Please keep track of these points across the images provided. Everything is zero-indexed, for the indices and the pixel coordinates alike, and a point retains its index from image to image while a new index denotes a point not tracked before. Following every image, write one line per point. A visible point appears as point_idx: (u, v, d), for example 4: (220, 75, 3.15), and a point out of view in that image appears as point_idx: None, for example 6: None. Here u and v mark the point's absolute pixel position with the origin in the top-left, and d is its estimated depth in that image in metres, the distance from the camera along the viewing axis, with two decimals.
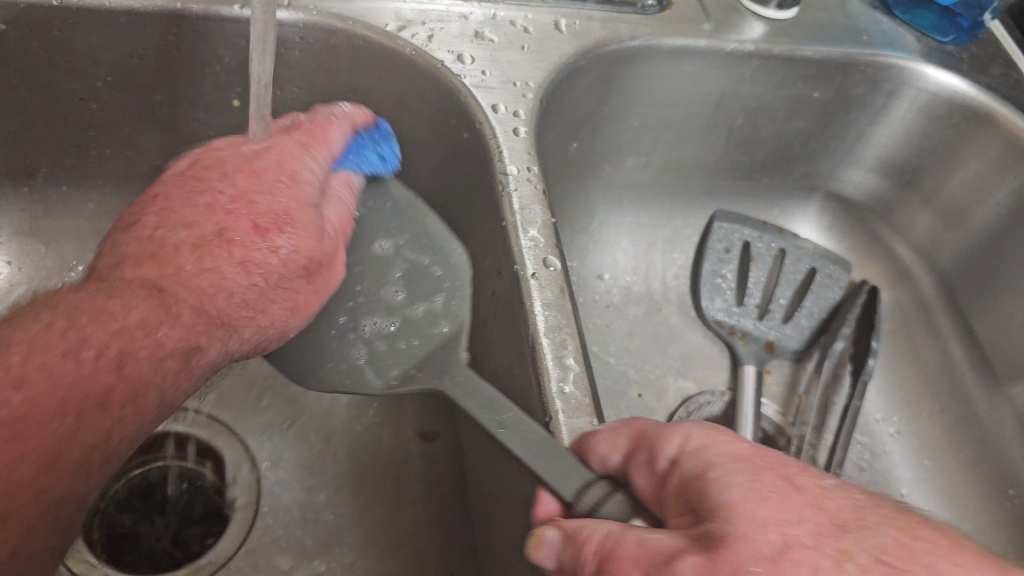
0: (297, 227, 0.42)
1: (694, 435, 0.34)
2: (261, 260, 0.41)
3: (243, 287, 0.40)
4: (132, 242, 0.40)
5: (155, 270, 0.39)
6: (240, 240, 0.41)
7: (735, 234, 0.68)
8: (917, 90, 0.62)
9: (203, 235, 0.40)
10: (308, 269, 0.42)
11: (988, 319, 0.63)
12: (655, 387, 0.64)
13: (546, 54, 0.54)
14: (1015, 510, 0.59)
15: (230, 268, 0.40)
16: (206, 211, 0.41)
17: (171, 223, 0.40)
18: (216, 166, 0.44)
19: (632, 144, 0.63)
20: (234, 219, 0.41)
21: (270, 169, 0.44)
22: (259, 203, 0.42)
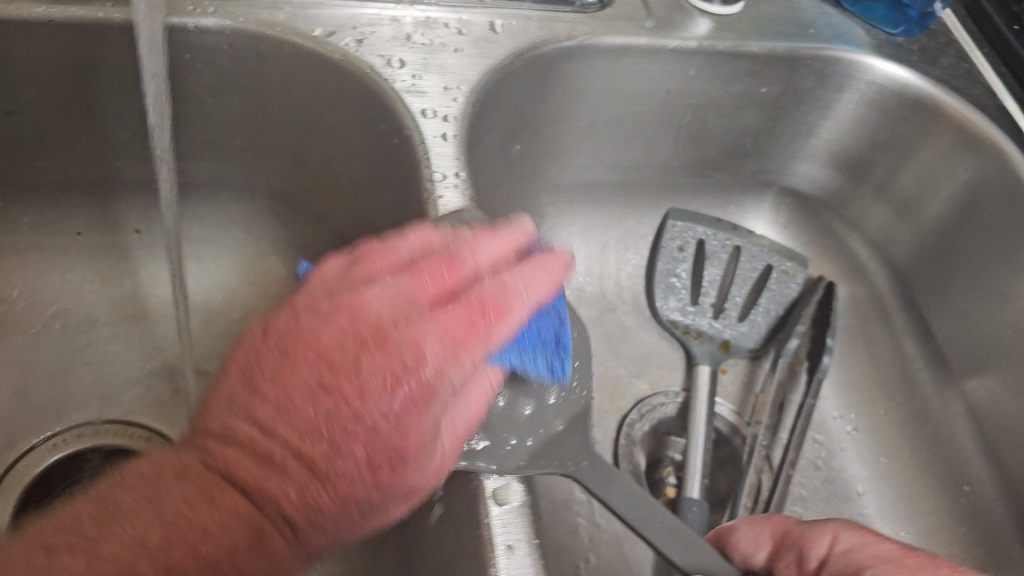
0: (409, 459, 0.34)
1: (842, 535, 0.36)
2: (361, 495, 0.33)
3: (339, 516, 0.34)
4: (255, 415, 0.33)
5: (256, 472, 0.33)
6: (348, 475, 0.33)
7: (690, 233, 0.68)
8: (864, 81, 0.61)
9: (306, 452, 0.33)
10: (408, 490, 0.35)
11: (944, 314, 0.63)
12: (610, 389, 0.64)
13: (481, 56, 0.53)
14: (969, 508, 0.58)
15: (328, 500, 0.33)
16: (328, 417, 0.33)
17: (291, 410, 0.33)
18: (386, 346, 0.34)
19: (579, 144, 0.62)
20: (347, 440, 0.33)
21: (398, 376, 0.33)
22: (442, 402, 0.34)
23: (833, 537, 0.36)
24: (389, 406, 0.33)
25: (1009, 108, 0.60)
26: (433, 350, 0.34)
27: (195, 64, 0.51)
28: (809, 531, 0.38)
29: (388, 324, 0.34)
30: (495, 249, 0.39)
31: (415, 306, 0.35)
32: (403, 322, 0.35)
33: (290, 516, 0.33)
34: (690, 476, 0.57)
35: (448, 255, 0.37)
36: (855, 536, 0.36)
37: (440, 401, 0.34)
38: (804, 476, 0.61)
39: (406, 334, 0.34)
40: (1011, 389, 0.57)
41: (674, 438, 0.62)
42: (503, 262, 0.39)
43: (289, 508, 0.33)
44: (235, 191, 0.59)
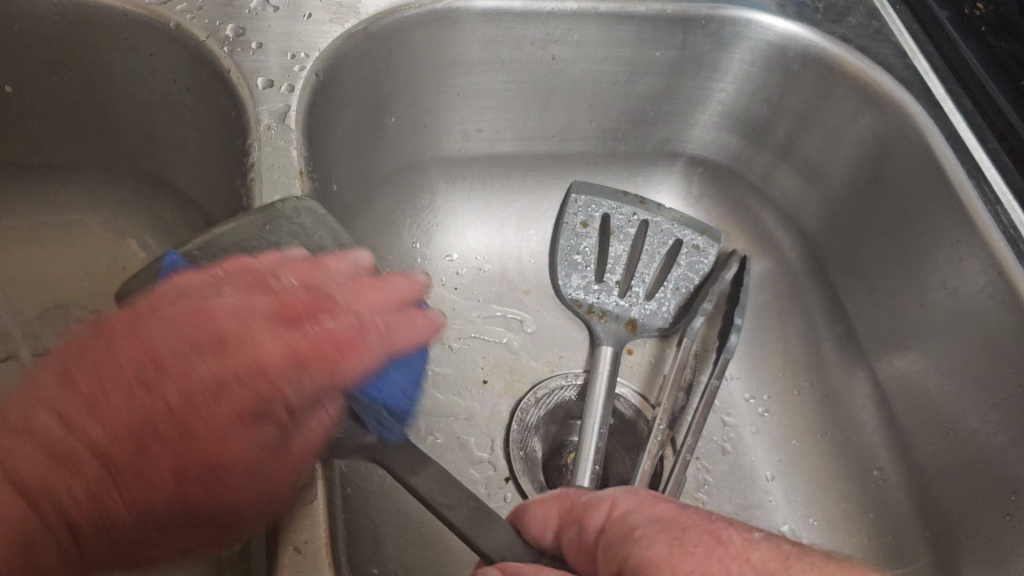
0: (230, 479, 0.31)
1: (619, 500, 0.34)
2: (183, 488, 0.30)
3: (156, 506, 0.30)
4: (62, 408, 0.29)
5: (41, 473, 0.28)
6: (162, 471, 0.30)
7: (594, 207, 0.64)
8: (763, 42, 0.58)
9: (141, 439, 0.30)
10: (229, 502, 0.32)
11: (858, 287, 0.60)
12: (504, 371, 0.60)
13: (333, 22, 0.50)
14: (879, 492, 0.56)
15: (126, 513, 0.29)
16: (163, 410, 0.30)
17: (104, 407, 0.30)
18: (230, 347, 0.32)
19: (462, 112, 0.59)
20: (175, 443, 0.30)
21: (238, 388, 0.31)
22: (277, 425, 0.32)
23: (606, 501, 0.35)
24: (220, 414, 0.31)
25: (920, 68, 0.56)
26: (276, 354, 0.32)
27: (29, 37, 0.48)
28: (592, 502, 0.36)
29: (235, 336, 0.32)
30: (375, 300, 0.36)
31: (275, 323, 0.33)
32: (248, 335, 0.32)
33: (74, 528, 0.29)
34: (580, 464, 0.53)
35: (314, 292, 0.35)
36: (626, 498, 0.34)
37: (277, 415, 0.32)
38: (708, 460, 0.58)
39: (249, 345, 0.32)
40: (919, 366, 0.54)
41: (575, 421, 0.59)
42: (375, 293, 0.36)
43: (85, 512, 0.29)
44: (96, 172, 0.55)
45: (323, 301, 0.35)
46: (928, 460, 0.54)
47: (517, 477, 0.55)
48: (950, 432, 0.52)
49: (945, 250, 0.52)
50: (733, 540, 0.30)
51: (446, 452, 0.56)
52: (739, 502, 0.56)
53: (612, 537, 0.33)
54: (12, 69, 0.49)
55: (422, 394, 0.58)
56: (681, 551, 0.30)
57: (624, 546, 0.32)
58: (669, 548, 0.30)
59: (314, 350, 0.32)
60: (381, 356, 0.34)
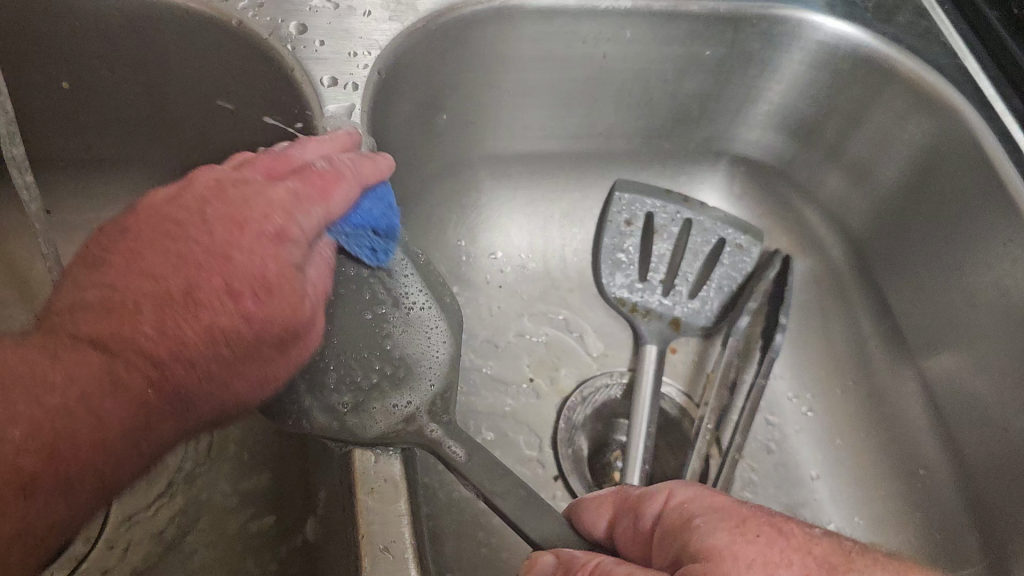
0: (275, 289, 0.34)
1: (675, 491, 0.34)
2: (232, 327, 0.34)
3: (228, 314, 0.34)
4: (99, 282, 0.33)
5: (108, 323, 0.32)
6: (209, 300, 0.33)
7: (637, 205, 0.64)
8: (814, 41, 0.58)
9: (166, 294, 0.33)
10: (279, 334, 0.35)
11: (905, 288, 0.60)
12: (549, 368, 0.60)
13: (391, 19, 0.50)
14: (925, 491, 0.56)
15: (194, 335, 0.33)
16: (174, 261, 0.34)
17: (143, 260, 0.34)
18: (231, 195, 0.35)
19: (509, 110, 0.60)
20: (207, 279, 0.33)
21: (255, 217, 0.34)
22: (300, 244, 0.36)
23: (663, 491, 0.35)
24: (245, 245, 0.34)
25: (970, 68, 0.56)
26: (282, 193, 0.36)
27: (88, 35, 0.47)
28: (645, 493, 0.36)
29: (232, 182, 0.36)
30: (327, 147, 0.40)
31: (266, 179, 0.36)
32: (250, 189, 0.35)
33: (154, 357, 0.32)
34: (631, 458, 0.53)
35: (285, 152, 0.38)
36: (682, 488, 0.34)
37: (296, 242, 0.35)
38: (754, 459, 0.58)
39: (246, 200, 0.35)
40: (967, 366, 0.54)
41: (620, 420, 0.59)
42: (340, 159, 0.39)
43: (157, 350, 0.32)
44: (149, 167, 0.55)
45: (293, 159, 0.38)
46: (975, 460, 0.53)
47: (564, 475, 0.55)
48: (999, 431, 0.52)
49: (996, 249, 0.52)
50: (795, 534, 0.29)
51: (495, 449, 0.56)
52: (785, 501, 0.57)
53: (669, 525, 0.33)
54: (68, 67, 0.49)
55: (470, 393, 0.58)
56: (746, 540, 0.29)
57: (685, 534, 0.31)
58: (731, 537, 0.29)
59: (313, 185, 0.37)
60: (359, 189, 0.39)
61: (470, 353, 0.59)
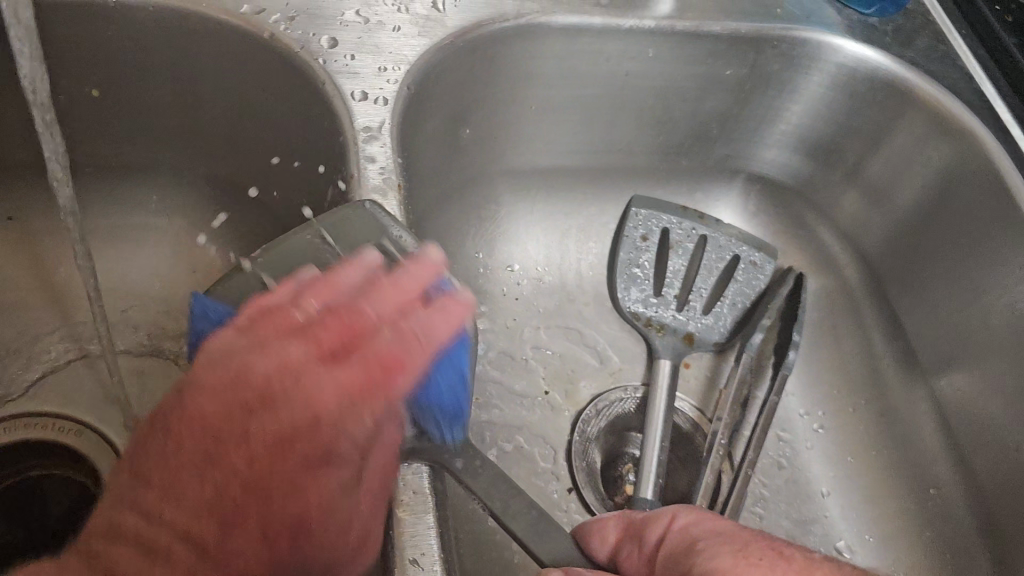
0: (337, 462, 0.33)
1: (680, 515, 0.36)
2: (314, 488, 0.32)
3: (299, 500, 0.32)
4: (138, 504, 0.30)
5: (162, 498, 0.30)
6: (289, 460, 0.31)
7: (654, 221, 0.64)
8: (833, 63, 0.59)
9: (226, 460, 0.30)
10: (331, 455, 0.32)
11: (917, 308, 0.61)
12: (565, 381, 0.61)
13: (420, 34, 0.51)
14: (936, 510, 0.56)
15: (272, 503, 0.31)
16: (236, 448, 0.31)
17: (198, 420, 0.31)
18: (276, 395, 0.31)
19: (532, 125, 0.60)
20: (282, 420, 0.31)
21: (291, 387, 0.32)
22: (344, 463, 0.33)
23: (667, 516, 0.36)
24: (321, 383, 0.32)
25: (987, 93, 0.57)
26: (326, 381, 0.32)
27: (120, 42, 0.48)
28: (649, 520, 0.37)
29: (298, 361, 0.32)
30: (389, 293, 0.34)
31: (316, 350, 0.32)
32: (297, 366, 0.32)
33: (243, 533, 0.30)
34: (645, 473, 0.53)
35: (346, 310, 0.33)
36: (685, 513, 0.36)
37: (342, 454, 0.33)
38: (766, 474, 0.59)
39: (299, 388, 0.32)
40: (979, 387, 0.55)
41: (633, 433, 0.59)
42: (409, 313, 0.33)
43: (222, 518, 0.30)
44: (173, 173, 0.56)
45: (354, 320, 0.33)
46: (986, 479, 0.54)
47: (579, 487, 0.56)
48: (1013, 453, 0.52)
49: (1013, 273, 0.52)
50: (796, 557, 0.31)
51: (511, 461, 0.56)
52: (796, 517, 0.57)
53: (672, 550, 0.34)
54: (100, 74, 0.49)
55: (487, 405, 0.58)
56: (744, 562, 0.30)
57: (689, 557, 0.33)
58: (734, 560, 0.31)
59: (360, 380, 0.32)
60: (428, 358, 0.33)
61: (488, 365, 0.60)
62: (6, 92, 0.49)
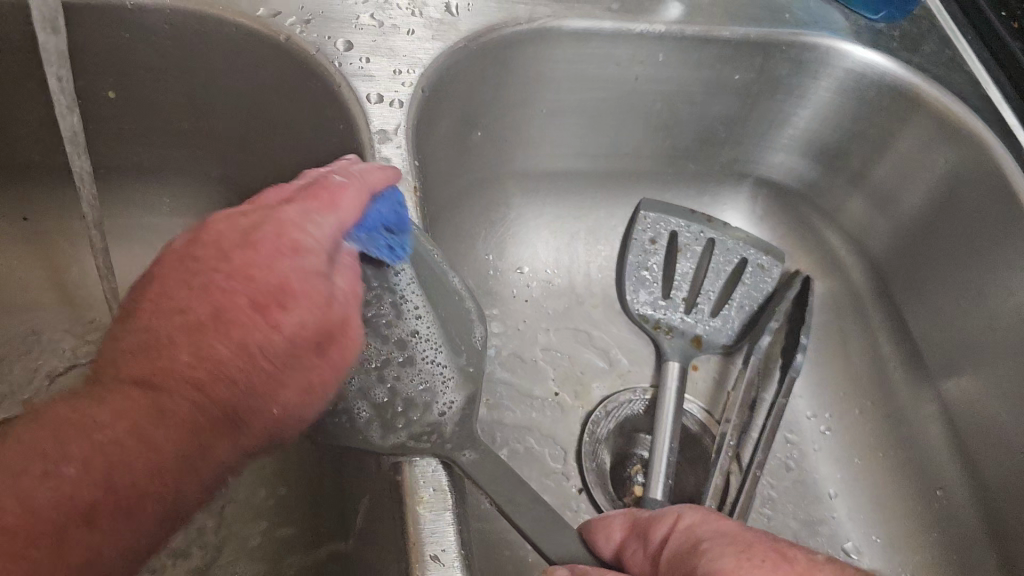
0: (294, 307, 0.35)
1: (685, 514, 0.36)
2: (264, 342, 0.35)
3: (259, 350, 0.35)
4: (122, 374, 0.33)
5: (149, 365, 0.33)
6: (240, 320, 0.35)
7: (663, 224, 0.65)
8: (841, 68, 0.59)
9: (195, 323, 0.34)
10: (300, 334, 0.36)
11: (923, 311, 0.61)
12: (575, 382, 0.61)
13: (433, 38, 0.52)
14: (941, 512, 0.57)
15: (228, 353, 0.34)
16: (201, 299, 0.35)
17: (162, 310, 0.35)
18: (254, 261, 0.35)
19: (542, 128, 0.61)
20: (234, 294, 0.35)
21: (269, 241, 0.36)
22: (315, 252, 0.36)
23: (672, 515, 0.36)
24: (269, 261, 0.35)
25: (994, 98, 0.58)
26: (297, 217, 0.36)
27: (137, 45, 0.48)
28: (654, 518, 0.37)
29: (257, 239, 0.36)
30: (373, 176, 0.39)
31: (296, 208, 0.37)
32: (270, 241, 0.36)
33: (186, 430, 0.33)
34: (653, 474, 0.54)
35: (312, 191, 0.38)
36: (690, 512, 0.36)
37: (311, 248, 0.36)
38: (774, 476, 0.59)
39: (266, 265, 0.35)
40: (986, 389, 0.55)
41: (642, 435, 0.60)
42: (364, 174, 0.39)
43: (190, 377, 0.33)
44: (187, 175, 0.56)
45: (324, 190, 0.37)
46: (992, 481, 0.54)
47: (588, 487, 0.56)
48: (1020, 455, 0.53)
49: (1019, 276, 0.53)
50: (800, 559, 0.31)
51: (521, 461, 0.57)
52: (803, 518, 0.58)
53: (677, 549, 0.34)
54: (116, 75, 0.50)
55: (497, 405, 0.58)
56: (750, 565, 0.31)
57: (692, 559, 0.33)
58: (737, 563, 0.31)
59: (300, 252, 0.36)
60: (369, 195, 0.38)
61: (498, 366, 0.60)
62: (24, 93, 0.50)
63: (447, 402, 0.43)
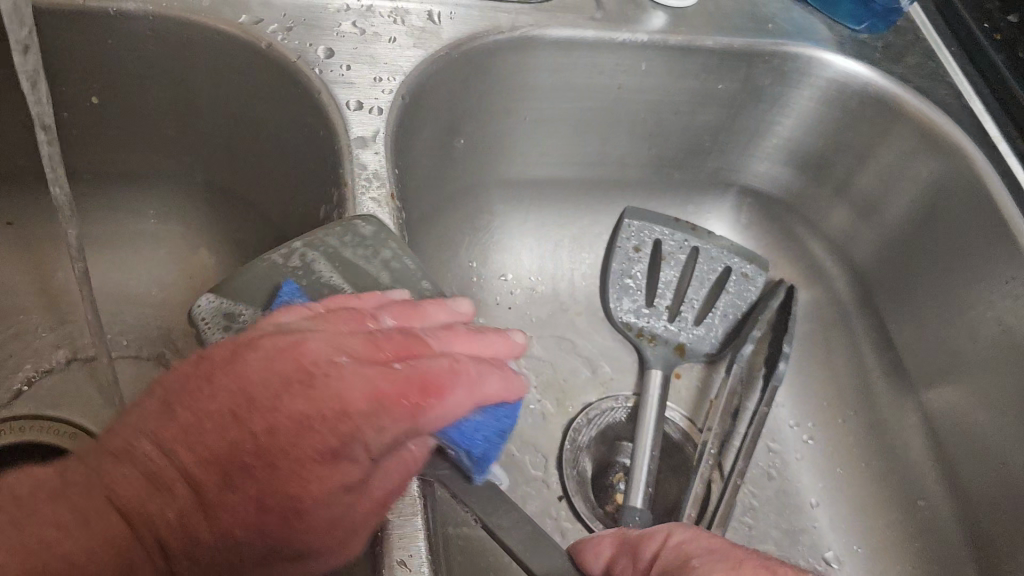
0: (325, 481, 0.30)
1: (675, 532, 0.36)
2: (304, 511, 0.30)
3: (251, 511, 0.30)
4: (159, 435, 0.30)
5: (159, 483, 0.29)
6: (287, 469, 0.30)
7: (647, 232, 0.65)
8: (823, 79, 0.60)
9: (241, 452, 0.30)
10: (308, 476, 0.30)
11: (906, 320, 0.61)
12: (558, 390, 0.61)
13: (416, 46, 0.52)
14: (923, 522, 0.57)
15: (250, 514, 0.30)
16: (253, 441, 0.30)
17: (198, 430, 0.30)
18: (317, 383, 0.31)
19: (528, 137, 0.61)
20: (284, 454, 0.30)
21: (327, 387, 0.31)
22: (359, 459, 0.31)
23: (662, 531, 0.37)
24: (309, 441, 0.30)
25: (976, 109, 0.58)
26: (357, 387, 0.31)
27: (119, 51, 0.49)
28: (645, 535, 0.38)
29: (321, 366, 0.32)
30: (463, 343, 0.37)
31: (361, 364, 0.32)
32: (338, 373, 0.32)
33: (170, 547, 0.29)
34: (634, 481, 0.54)
35: (410, 337, 0.35)
36: (680, 529, 0.36)
37: (356, 460, 0.31)
38: (756, 485, 0.59)
39: (332, 384, 0.31)
40: (966, 400, 0.55)
41: (624, 442, 0.60)
42: (475, 361, 0.35)
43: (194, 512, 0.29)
44: (172, 180, 0.57)
45: (417, 347, 0.35)
46: (972, 492, 0.54)
47: (569, 495, 0.56)
48: (1000, 466, 0.52)
49: (1000, 287, 0.53)
50: None
51: (502, 468, 0.57)
52: (785, 527, 0.58)
53: (666, 563, 0.35)
54: (98, 82, 0.50)
55: None
56: None
57: (682, 571, 0.33)
58: None
59: (391, 404, 0.31)
60: (472, 405, 0.34)
61: None
62: (7, 99, 0.50)
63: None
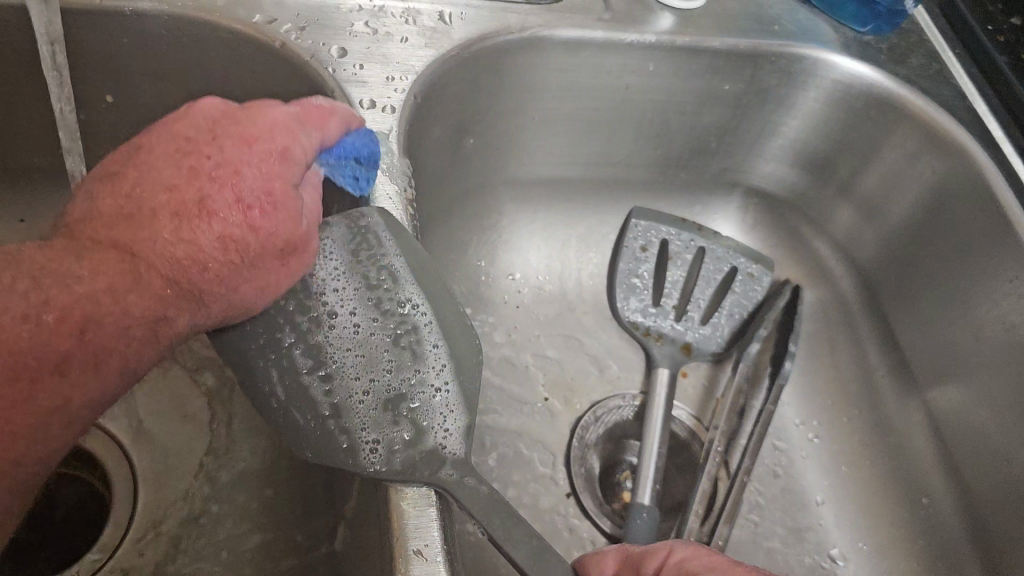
0: (280, 204, 0.37)
1: (678, 549, 0.36)
2: (239, 236, 0.36)
3: (222, 245, 0.36)
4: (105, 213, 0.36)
5: (104, 242, 0.35)
6: (221, 207, 0.36)
7: (653, 232, 0.66)
8: (828, 80, 0.60)
9: (183, 202, 0.36)
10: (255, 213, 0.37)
11: (910, 319, 0.62)
12: (565, 388, 0.62)
13: (426, 46, 0.53)
14: (927, 520, 0.57)
15: (193, 247, 0.36)
16: (184, 184, 0.36)
17: (147, 183, 0.37)
18: (251, 130, 0.38)
19: (536, 137, 0.62)
20: (218, 193, 0.36)
21: (234, 140, 0.37)
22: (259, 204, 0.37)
23: (664, 548, 0.36)
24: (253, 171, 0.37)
25: (980, 111, 0.58)
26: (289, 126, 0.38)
27: (134, 51, 0.49)
28: (648, 551, 0.37)
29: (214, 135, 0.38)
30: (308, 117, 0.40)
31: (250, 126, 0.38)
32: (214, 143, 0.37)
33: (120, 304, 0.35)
34: (642, 478, 0.54)
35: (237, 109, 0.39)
36: (683, 546, 0.36)
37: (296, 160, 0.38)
38: (761, 483, 0.59)
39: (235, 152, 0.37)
40: (970, 399, 0.56)
41: (631, 441, 0.60)
42: (318, 118, 0.40)
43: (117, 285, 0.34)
44: None
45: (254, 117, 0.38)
46: (976, 490, 0.55)
47: (577, 493, 0.57)
48: (1003, 463, 0.53)
49: (1004, 286, 0.53)
50: None
51: (510, 465, 0.57)
52: (790, 525, 0.58)
53: None
54: (112, 81, 0.50)
55: (488, 410, 0.59)
56: None
57: None
58: None
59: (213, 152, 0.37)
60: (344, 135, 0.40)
61: (488, 370, 0.61)
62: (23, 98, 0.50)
63: (444, 429, 0.40)
